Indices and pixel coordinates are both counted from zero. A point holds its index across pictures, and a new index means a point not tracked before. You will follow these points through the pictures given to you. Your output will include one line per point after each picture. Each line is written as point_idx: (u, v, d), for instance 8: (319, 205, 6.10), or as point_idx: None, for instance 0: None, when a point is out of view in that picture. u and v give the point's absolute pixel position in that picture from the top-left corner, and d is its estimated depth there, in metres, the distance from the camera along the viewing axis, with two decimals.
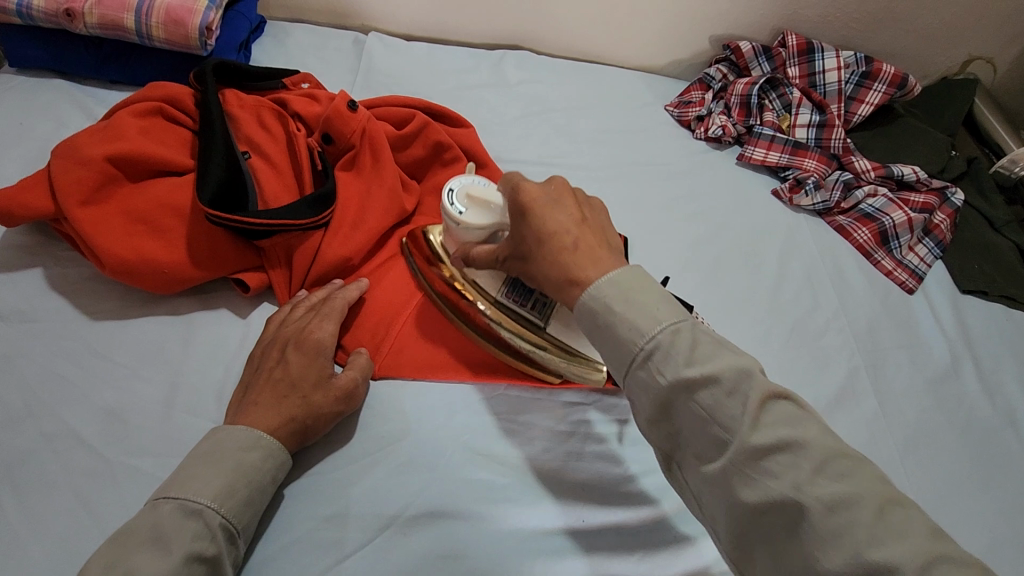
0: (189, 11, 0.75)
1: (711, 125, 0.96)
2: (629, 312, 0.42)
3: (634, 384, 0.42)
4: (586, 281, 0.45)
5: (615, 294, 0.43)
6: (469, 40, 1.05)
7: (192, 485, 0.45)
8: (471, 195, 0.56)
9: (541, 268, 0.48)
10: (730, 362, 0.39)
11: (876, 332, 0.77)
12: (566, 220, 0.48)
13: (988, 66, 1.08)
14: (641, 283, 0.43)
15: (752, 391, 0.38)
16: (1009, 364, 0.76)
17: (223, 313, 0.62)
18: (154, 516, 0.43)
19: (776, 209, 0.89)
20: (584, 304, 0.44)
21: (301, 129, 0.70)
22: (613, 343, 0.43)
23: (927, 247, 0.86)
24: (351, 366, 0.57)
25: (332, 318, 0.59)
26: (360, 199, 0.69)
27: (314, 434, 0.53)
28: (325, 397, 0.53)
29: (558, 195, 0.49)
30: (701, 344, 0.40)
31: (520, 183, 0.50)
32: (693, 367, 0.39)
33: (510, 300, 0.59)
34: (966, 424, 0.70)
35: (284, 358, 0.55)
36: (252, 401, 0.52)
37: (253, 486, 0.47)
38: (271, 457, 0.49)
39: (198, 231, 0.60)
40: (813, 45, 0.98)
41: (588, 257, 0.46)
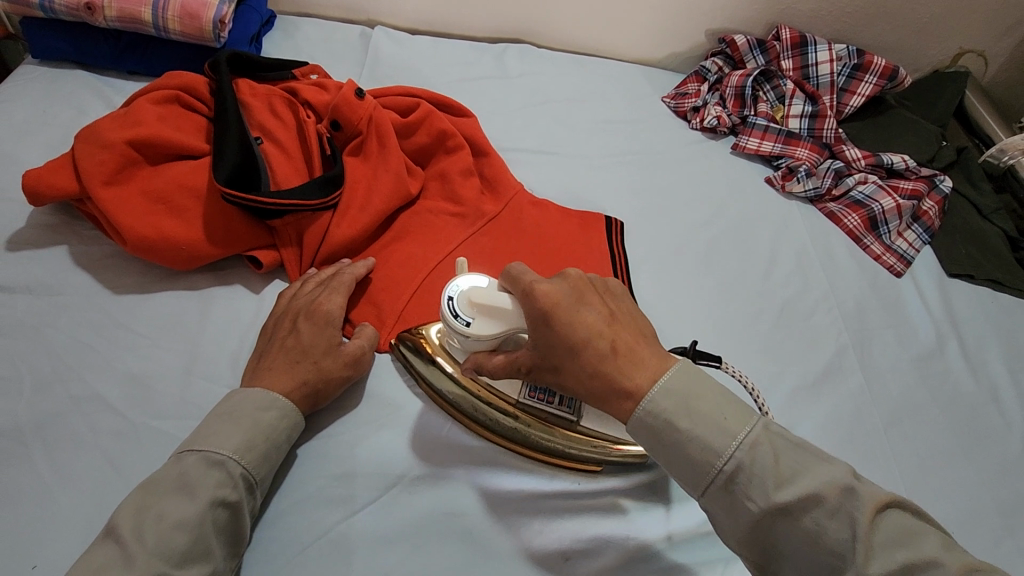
0: (204, 4, 0.79)
1: (707, 116, 0.98)
2: (694, 427, 0.45)
3: (717, 503, 0.44)
4: (637, 395, 0.46)
5: (676, 408, 0.45)
6: (473, 35, 1.08)
7: (215, 439, 0.48)
8: (474, 302, 0.55)
9: (577, 372, 0.47)
10: (824, 476, 0.42)
11: (865, 312, 0.79)
12: (597, 321, 0.48)
13: (979, 59, 1.10)
14: (693, 380, 0.47)
15: (857, 511, 0.41)
16: (993, 344, 0.78)
17: (237, 289, 0.65)
18: (180, 466, 0.46)
19: (769, 196, 0.92)
20: (643, 422, 0.46)
21: (311, 117, 0.74)
22: (690, 465, 0.45)
23: (916, 232, 0.88)
24: (359, 337, 0.60)
25: (341, 292, 0.62)
26: (367, 182, 0.72)
27: (324, 398, 0.56)
28: (335, 364, 0.56)
29: (578, 290, 0.49)
30: (783, 458, 0.43)
31: (537, 287, 0.49)
32: (784, 490, 0.42)
33: (535, 399, 0.58)
34: (950, 401, 0.72)
35: (295, 327, 0.58)
36: (266, 367, 0.55)
37: (270, 442, 0.50)
38: (286, 417, 0.52)
39: (213, 210, 0.63)
40: (806, 39, 1.01)
41: (626, 360, 0.47)
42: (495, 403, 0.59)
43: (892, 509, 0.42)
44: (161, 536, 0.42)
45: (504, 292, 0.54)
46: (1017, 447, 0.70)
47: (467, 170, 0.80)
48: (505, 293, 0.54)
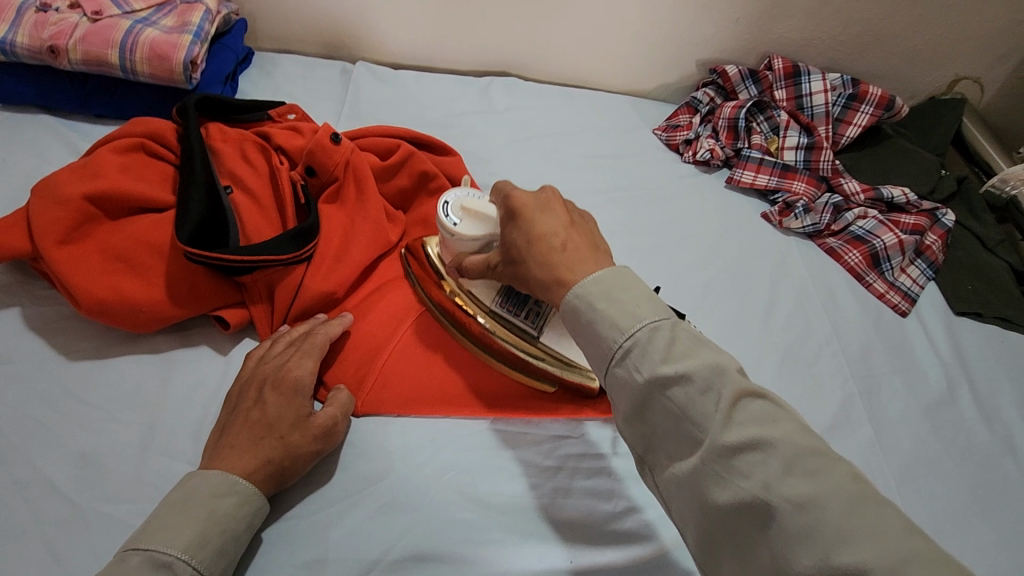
0: (174, 45, 0.76)
1: (699, 149, 0.96)
2: (609, 311, 0.43)
3: (614, 382, 0.43)
4: (568, 283, 0.46)
5: (599, 292, 0.44)
6: (458, 68, 1.05)
7: (164, 535, 0.44)
8: (463, 205, 0.58)
9: (529, 267, 0.49)
10: (708, 359, 0.40)
11: (870, 357, 0.75)
12: (554, 225, 0.50)
13: (975, 85, 1.08)
14: (628, 284, 0.44)
15: (725, 389, 0.39)
16: (1006, 388, 0.75)
17: (204, 350, 0.61)
18: (123, 568, 0.42)
19: (765, 231, 0.89)
20: (568, 304, 0.45)
21: (284, 162, 0.70)
22: (595, 343, 0.44)
23: (920, 268, 0.85)
24: (332, 404, 0.56)
25: (314, 356, 0.57)
26: (344, 231, 0.68)
27: (292, 476, 0.52)
28: (304, 438, 0.52)
29: (545, 200, 0.52)
30: (679, 343, 0.41)
31: (512, 194, 0.53)
32: (669, 365, 0.40)
33: (506, 310, 0.59)
34: (964, 452, 0.68)
35: (262, 397, 0.54)
36: (228, 445, 0.50)
37: (226, 535, 0.46)
38: (245, 504, 0.48)
39: (177, 268, 0.59)
40: (799, 68, 0.98)
41: (571, 254, 0.48)
42: (464, 324, 0.61)
43: (816, 452, 0.37)
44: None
45: (492, 203, 0.56)
46: None
47: None
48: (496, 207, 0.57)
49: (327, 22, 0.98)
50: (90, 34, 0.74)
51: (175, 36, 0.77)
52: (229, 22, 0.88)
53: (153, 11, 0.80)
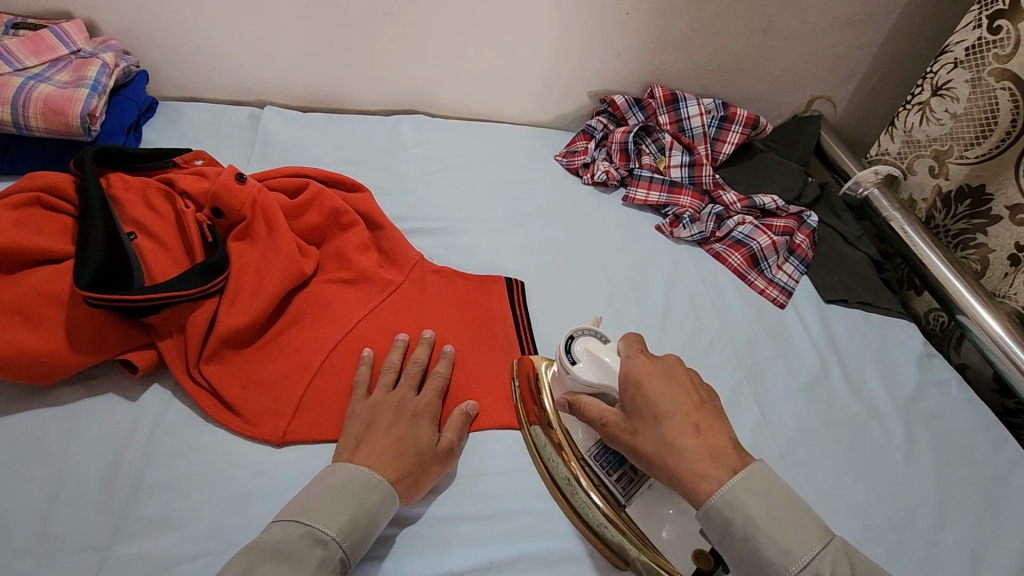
0: (70, 100, 0.76)
1: (597, 171, 1.04)
2: (741, 496, 0.49)
3: (702, 515, 0.50)
4: (705, 487, 0.50)
5: (731, 490, 0.49)
6: (367, 108, 1.10)
7: (325, 518, 0.51)
8: (589, 350, 0.61)
9: (671, 459, 0.52)
10: (799, 523, 0.48)
11: (755, 346, 0.84)
12: (682, 403, 0.54)
13: (828, 103, 1.24)
14: (768, 495, 0.49)
15: (819, 550, 0.46)
16: (870, 363, 0.85)
17: (111, 398, 0.61)
18: (290, 538, 0.49)
19: (659, 242, 0.97)
20: (720, 510, 0.49)
21: (189, 206, 0.71)
22: (756, 562, 0.48)
23: (793, 264, 0.96)
24: (449, 429, 0.64)
25: (431, 389, 0.66)
26: (256, 267, 0.70)
27: (418, 492, 0.59)
28: (433, 461, 0.60)
29: (671, 370, 0.56)
30: (761, 480, 0.50)
31: (654, 367, 0.56)
32: (767, 517, 0.48)
33: (599, 464, 0.61)
34: (838, 421, 0.77)
35: (405, 418, 0.62)
36: (370, 445, 0.58)
37: (370, 524, 0.53)
38: (387, 500, 0.55)
39: (78, 316, 0.59)
40: (677, 96, 1.09)
41: (704, 442, 0.52)
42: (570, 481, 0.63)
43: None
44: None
45: (618, 354, 0.59)
46: (900, 460, 0.75)
47: (363, 245, 0.80)
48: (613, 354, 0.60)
49: (231, 70, 1.00)
50: None
51: (70, 90, 0.78)
52: (128, 74, 0.89)
53: (46, 66, 0.81)
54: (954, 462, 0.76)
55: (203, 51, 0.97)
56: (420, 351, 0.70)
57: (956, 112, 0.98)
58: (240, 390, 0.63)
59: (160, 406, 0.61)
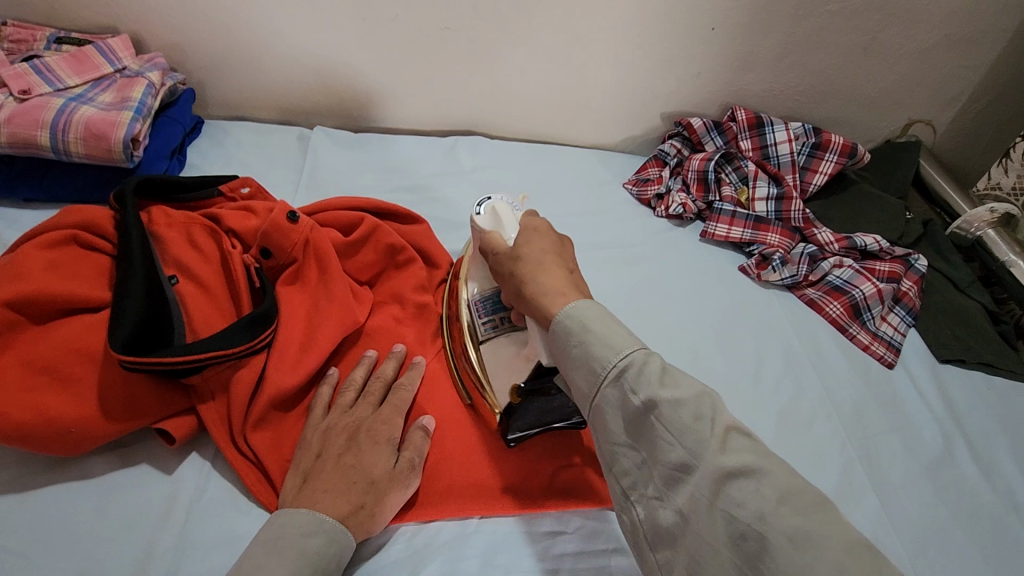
0: (112, 123, 0.70)
1: (672, 203, 0.94)
2: (601, 332, 0.43)
3: (596, 388, 0.43)
4: (535, 276, 0.49)
5: (579, 325, 0.44)
6: (421, 128, 1.02)
7: (261, 566, 0.44)
8: (496, 210, 0.59)
9: (546, 272, 0.49)
10: (700, 391, 0.41)
11: (863, 415, 0.73)
12: (554, 251, 0.52)
13: (928, 128, 1.11)
14: (600, 310, 0.45)
15: (716, 413, 0.39)
16: (1001, 440, 0.73)
17: (146, 471, 0.54)
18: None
19: (745, 286, 0.87)
20: (559, 322, 0.45)
21: (236, 245, 0.64)
22: (585, 364, 0.43)
23: (900, 315, 0.84)
24: (408, 447, 0.56)
25: (392, 407, 0.58)
26: (308, 316, 0.63)
27: (376, 524, 0.52)
28: (390, 487, 0.53)
29: (554, 234, 0.54)
30: (669, 374, 0.41)
31: (535, 223, 0.54)
32: (665, 389, 0.40)
33: (476, 307, 0.61)
34: (969, 513, 0.66)
35: (357, 444, 0.54)
36: (318, 488, 0.50)
37: (325, 570, 0.46)
38: (336, 541, 0.48)
39: (112, 378, 0.52)
40: (762, 119, 0.98)
41: (551, 275, 0.49)
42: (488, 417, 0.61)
43: (744, 443, 0.38)
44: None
45: (512, 216, 0.58)
46: None
47: (422, 286, 0.71)
48: (517, 229, 0.57)
49: (280, 87, 0.94)
50: (16, 116, 0.68)
51: (114, 113, 0.72)
52: (174, 92, 0.83)
53: (89, 86, 0.75)
54: None
55: (251, 67, 0.91)
56: (387, 366, 0.61)
57: None
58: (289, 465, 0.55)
59: (199, 481, 0.54)
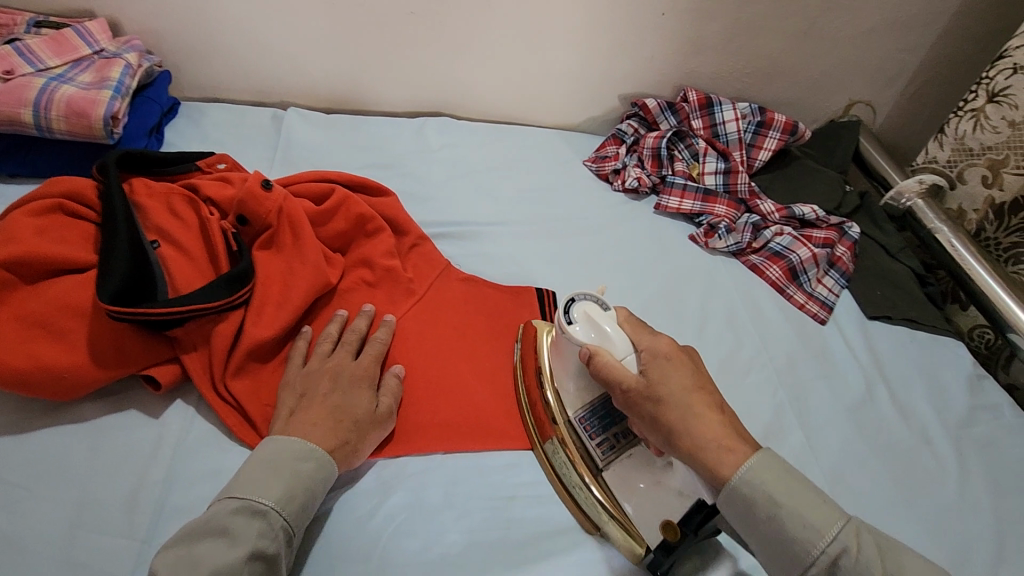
0: (93, 101, 0.74)
1: (628, 178, 1.00)
2: (793, 507, 0.48)
3: (789, 560, 0.48)
4: (694, 444, 0.52)
5: (761, 495, 0.49)
6: (392, 110, 1.07)
7: (257, 488, 0.49)
8: (589, 316, 0.60)
9: (683, 420, 0.52)
10: (868, 539, 0.47)
11: (796, 365, 0.80)
12: (687, 380, 0.55)
13: (868, 108, 1.19)
14: (773, 471, 0.50)
15: (899, 560, 0.46)
16: (918, 385, 0.81)
17: (133, 415, 0.58)
18: (221, 513, 0.47)
19: (694, 253, 0.94)
20: (735, 490, 0.49)
21: (214, 213, 0.69)
22: (779, 545, 0.48)
23: (834, 277, 0.92)
24: (385, 395, 0.62)
25: (369, 357, 0.64)
26: (283, 276, 0.68)
27: (357, 458, 0.58)
28: (370, 426, 0.59)
29: (671, 352, 0.57)
30: (883, 551, 0.47)
31: (656, 343, 0.57)
32: (867, 575, 0.45)
33: (584, 427, 0.61)
34: (886, 447, 0.74)
35: (339, 386, 0.60)
36: (307, 421, 0.56)
37: (311, 490, 0.52)
38: (324, 468, 0.53)
39: (101, 329, 0.57)
40: (712, 100, 1.05)
41: (692, 399, 0.53)
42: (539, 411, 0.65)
43: (914, 556, 0.47)
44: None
45: (612, 321, 0.59)
46: (954, 489, 0.71)
47: (390, 252, 0.77)
48: (616, 327, 0.59)
49: (254, 70, 0.98)
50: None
51: (94, 92, 0.76)
52: (152, 75, 0.87)
53: (68, 67, 0.79)
54: (1011, 493, 0.72)
55: (226, 51, 0.95)
56: (360, 322, 0.68)
57: (1014, 120, 0.93)
58: (266, 407, 0.61)
59: (183, 423, 0.59)
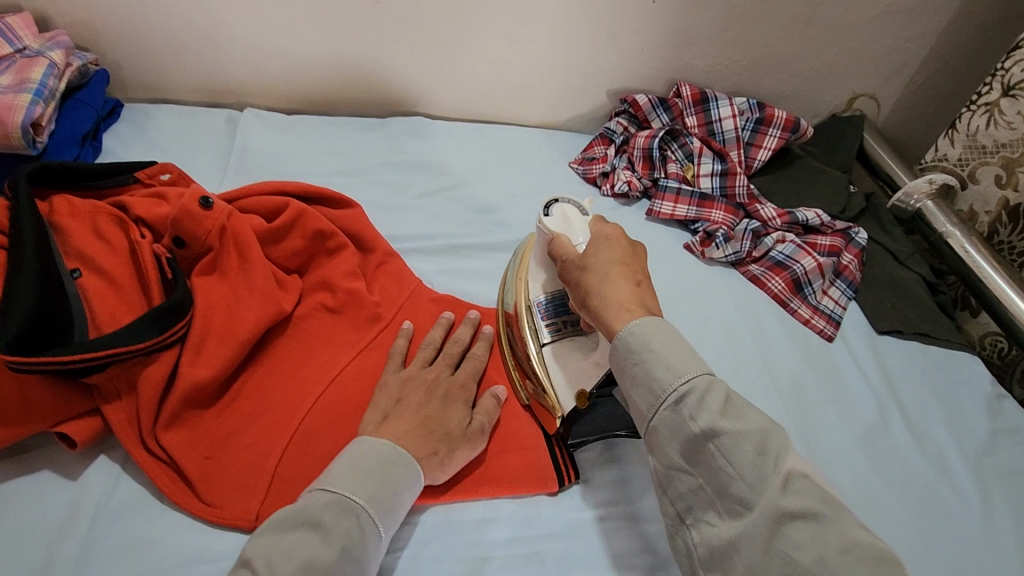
0: (8, 107, 0.65)
1: (617, 181, 0.93)
2: (671, 360, 0.48)
3: (661, 425, 0.47)
4: (595, 295, 0.54)
5: (644, 345, 0.49)
6: (361, 109, 0.99)
7: (345, 483, 0.47)
8: (565, 211, 0.62)
9: (602, 284, 0.54)
10: (768, 432, 0.44)
11: (802, 388, 0.74)
12: (614, 257, 0.56)
13: (872, 101, 1.11)
14: (676, 342, 0.49)
15: (785, 460, 0.42)
16: (934, 408, 0.75)
17: (46, 477, 0.50)
18: (314, 505, 0.45)
19: (689, 263, 0.86)
20: (622, 339, 0.50)
21: (146, 234, 0.61)
22: (646, 390, 0.48)
23: (840, 289, 0.85)
24: (480, 411, 0.58)
25: (468, 373, 0.61)
26: (226, 307, 0.60)
27: (442, 474, 0.54)
28: (462, 441, 0.55)
29: (615, 238, 0.58)
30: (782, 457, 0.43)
31: (603, 230, 0.59)
32: (732, 433, 0.44)
33: (541, 308, 0.63)
34: (902, 481, 0.67)
35: (436, 399, 0.56)
36: (399, 424, 0.53)
37: (396, 496, 0.49)
38: (410, 475, 0.50)
39: (1, 380, 0.49)
40: (707, 95, 0.97)
41: (613, 276, 0.54)
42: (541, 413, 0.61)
43: (830, 502, 0.41)
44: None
45: (584, 224, 0.61)
46: (977, 528, 0.65)
47: (353, 272, 0.69)
48: (585, 232, 0.61)
49: (205, 68, 0.89)
50: None
51: (10, 96, 0.67)
52: (85, 74, 0.78)
53: None
54: None
55: (171, 46, 0.86)
56: (463, 331, 0.64)
57: None
58: (205, 462, 0.53)
59: (106, 486, 0.51)
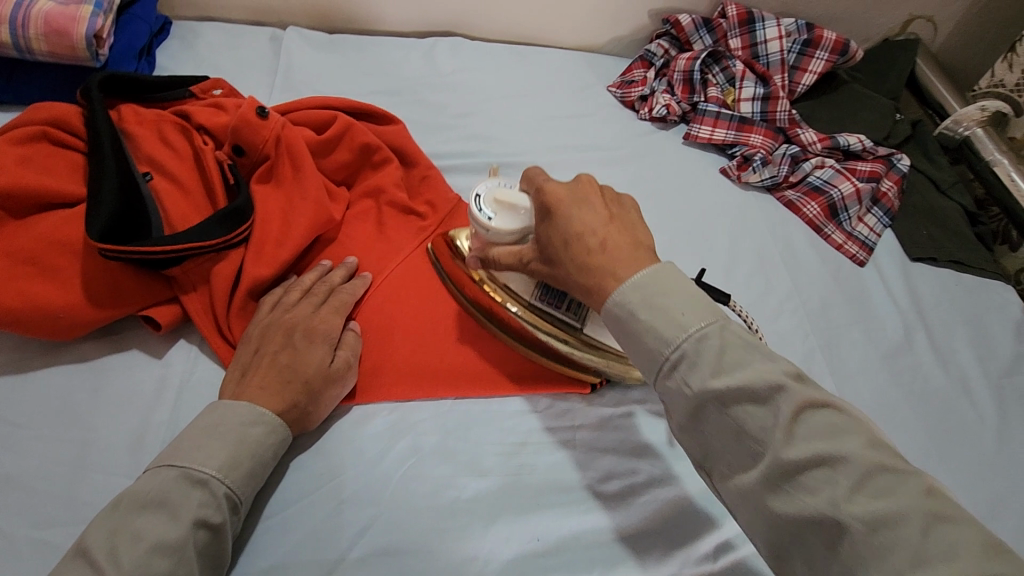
0: (73, 18, 0.68)
1: (655, 105, 0.92)
2: (726, 380, 0.39)
3: (731, 457, 0.39)
4: (608, 288, 0.45)
5: (696, 349, 0.40)
6: (401, 30, 0.99)
7: (197, 454, 0.46)
8: (498, 200, 0.55)
9: (580, 279, 0.47)
10: (851, 454, 0.36)
11: (829, 309, 0.76)
12: (595, 220, 0.48)
13: (928, 25, 1.07)
14: (707, 314, 0.42)
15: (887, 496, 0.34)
16: (961, 332, 0.76)
17: (136, 355, 0.57)
18: (159, 484, 0.44)
19: (725, 188, 0.87)
20: (618, 301, 0.44)
21: (208, 142, 0.64)
22: (719, 422, 0.39)
23: (876, 216, 0.85)
24: (344, 348, 0.57)
25: (331, 307, 0.59)
26: (282, 212, 0.63)
27: (310, 420, 0.54)
28: (328, 385, 0.54)
29: (583, 191, 0.50)
30: (812, 423, 0.37)
31: (545, 186, 0.52)
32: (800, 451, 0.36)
33: (544, 303, 0.59)
34: (921, 396, 0.70)
35: (294, 343, 0.55)
36: (255, 383, 0.52)
37: (259, 456, 0.49)
38: (273, 433, 0.50)
39: (95, 267, 0.55)
40: (753, 15, 0.95)
41: (614, 251, 0.47)
42: (482, 299, 0.63)
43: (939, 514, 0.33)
44: (137, 560, 0.40)
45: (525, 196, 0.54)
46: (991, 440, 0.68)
47: (398, 185, 0.72)
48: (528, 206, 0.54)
49: None
50: None
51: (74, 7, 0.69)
52: None
53: None
54: None
55: None
56: (337, 275, 0.63)
57: None
58: None
59: (187, 365, 0.57)
